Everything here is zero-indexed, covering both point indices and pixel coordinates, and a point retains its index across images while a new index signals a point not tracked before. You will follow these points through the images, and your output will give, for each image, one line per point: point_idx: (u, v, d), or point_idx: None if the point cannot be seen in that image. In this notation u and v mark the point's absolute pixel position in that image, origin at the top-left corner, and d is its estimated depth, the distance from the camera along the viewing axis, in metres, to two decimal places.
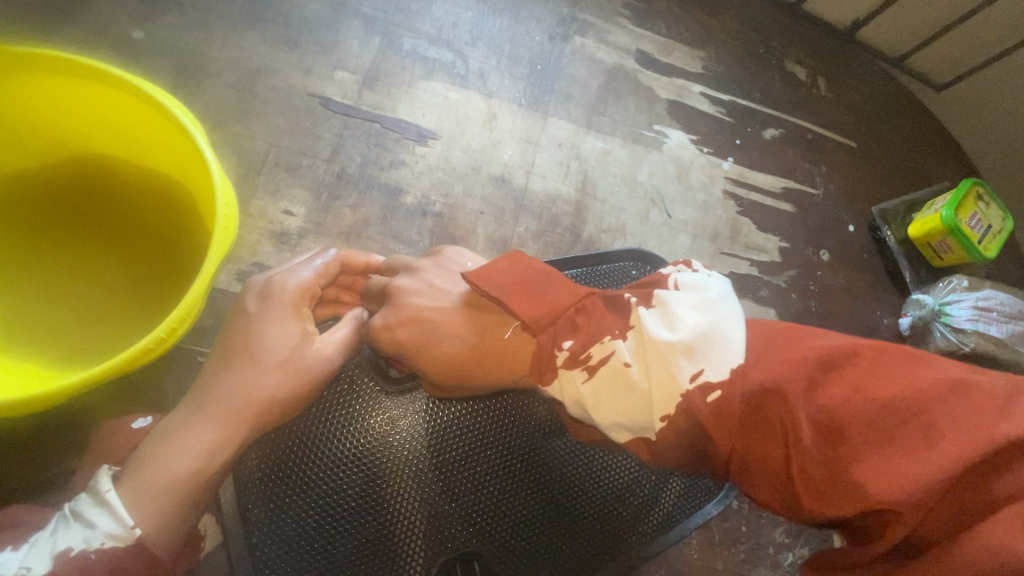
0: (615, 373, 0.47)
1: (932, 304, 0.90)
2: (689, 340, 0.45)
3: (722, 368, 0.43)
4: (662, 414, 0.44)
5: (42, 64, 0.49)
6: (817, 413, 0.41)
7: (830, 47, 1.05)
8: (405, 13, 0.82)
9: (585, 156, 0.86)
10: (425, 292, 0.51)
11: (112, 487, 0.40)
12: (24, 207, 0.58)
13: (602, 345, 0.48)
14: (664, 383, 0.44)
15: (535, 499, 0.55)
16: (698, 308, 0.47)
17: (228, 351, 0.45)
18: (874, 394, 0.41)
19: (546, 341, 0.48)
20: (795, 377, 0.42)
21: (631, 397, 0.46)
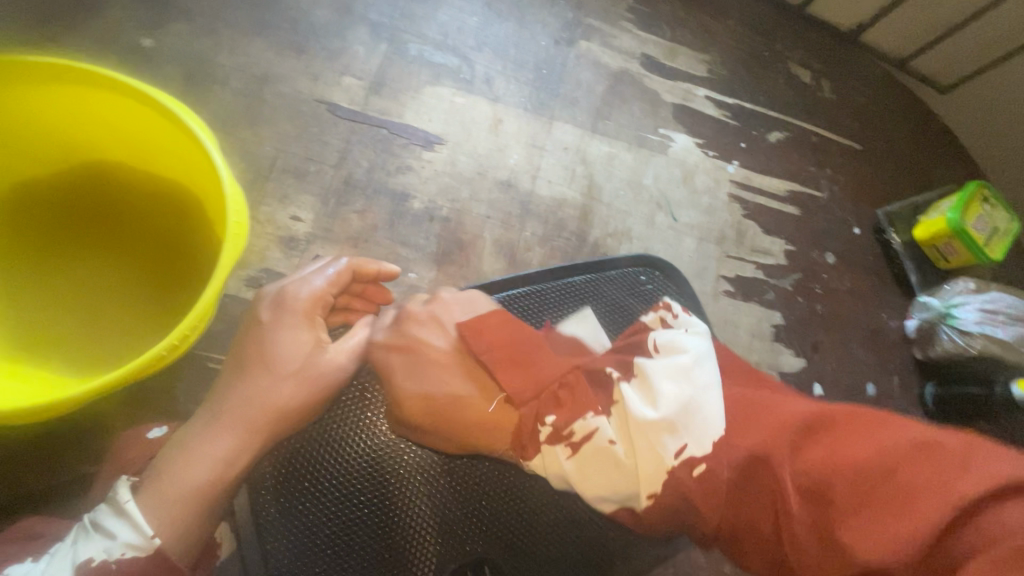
0: (599, 451, 0.44)
1: (940, 307, 0.90)
2: (672, 416, 0.42)
3: (706, 444, 0.42)
4: (650, 496, 0.42)
5: (54, 74, 0.49)
6: (797, 477, 0.39)
7: (834, 49, 1.06)
8: (411, 19, 0.83)
9: (591, 160, 0.87)
10: (427, 324, 0.52)
11: (131, 497, 0.41)
12: (35, 214, 0.58)
13: (583, 422, 0.45)
14: (651, 462, 0.42)
15: (546, 505, 0.55)
16: (677, 377, 0.45)
17: (243, 359, 0.46)
18: (855, 453, 0.38)
19: (528, 414, 0.47)
20: (778, 443, 0.40)
21: (616, 475, 0.43)
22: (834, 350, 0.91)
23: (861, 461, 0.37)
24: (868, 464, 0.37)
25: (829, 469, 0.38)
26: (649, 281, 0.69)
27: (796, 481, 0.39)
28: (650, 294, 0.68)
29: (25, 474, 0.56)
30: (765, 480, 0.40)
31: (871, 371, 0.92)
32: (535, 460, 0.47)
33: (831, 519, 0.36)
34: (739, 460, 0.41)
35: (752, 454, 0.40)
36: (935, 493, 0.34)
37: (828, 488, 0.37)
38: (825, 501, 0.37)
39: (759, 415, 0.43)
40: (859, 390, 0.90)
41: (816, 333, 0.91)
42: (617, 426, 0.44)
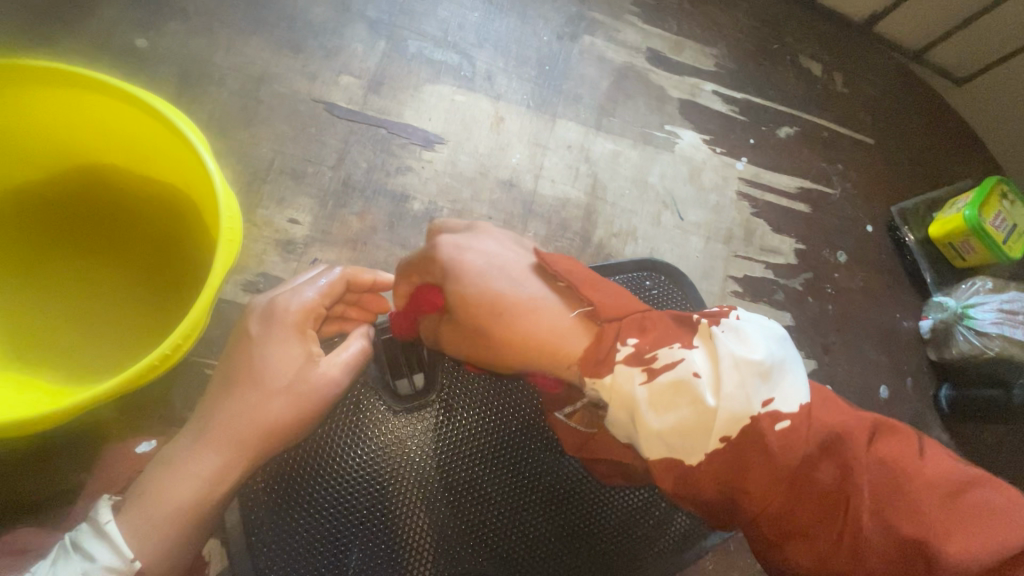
0: (681, 382, 0.42)
1: (954, 307, 0.87)
2: (768, 365, 0.43)
3: (795, 402, 0.43)
4: (721, 439, 0.42)
5: (40, 76, 0.48)
6: (879, 468, 0.42)
7: (846, 41, 1.03)
8: (410, 15, 0.81)
9: (595, 159, 0.85)
10: (494, 262, 0.48)
11: (112, 517, 0.40)
12: (27, 219, 0.57)
13: (669, 351, 0.44)
14: (737, 403, 0.41)
15: (547, 520, 0.54)
16: (771, 335, 0.46)
17: (231, 375, 0.44)
18: (931, 466, 0.43)
19: (610, 332, 0.45)
20: (857, 430, 0.44)
21: (692, 408, 0.42)
22: (845, 352, 0.89)
23: (941, 475, 0.42)
24: (945, 477, 0.42)
25: (908, 470, 0.42)
26: (655, 286, 0.67)
27: (877, 473, 0.42)
28: (656, 299, 0.66)
29: (22, 481, 0.56)
30: (838, 465, 0.42)
31: (884, 373, 0.90)
32: (605, 381, 0.44)
33: (903, 508, 0.41)
34: (818, 442, 0.42)
35: (835, 441, 0.43)
36: (1000, 522, 0.41)
37: (905, 481, 0.42)
38: (900, 492, 0.41)
39: (832, 404, 0.45)
40: (871, 392, 0.88)
41: (826, 334, 0.89)
42: (703, 362, 0.44)
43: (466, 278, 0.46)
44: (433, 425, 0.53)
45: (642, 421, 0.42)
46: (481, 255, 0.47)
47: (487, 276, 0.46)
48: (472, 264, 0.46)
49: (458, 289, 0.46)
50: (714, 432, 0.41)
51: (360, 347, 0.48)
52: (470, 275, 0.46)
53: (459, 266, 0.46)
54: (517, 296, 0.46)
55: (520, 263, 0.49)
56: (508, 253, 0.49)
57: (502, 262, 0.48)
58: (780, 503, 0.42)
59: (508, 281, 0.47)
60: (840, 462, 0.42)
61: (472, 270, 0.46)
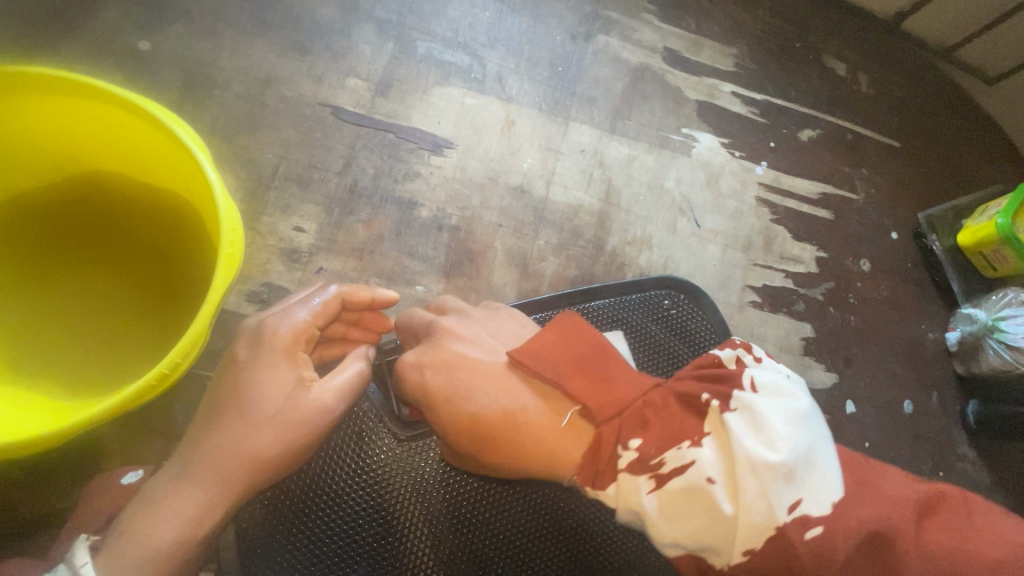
0: (693, 490, 0.39)
1: (986, 320, 0.83)
2: (791, 463, 0.38)
3: (823, 503, 0.38)
4: (745, 552, 0.37)
5: (38, 84, 0.46)
6: (928, 563, 0.36)
7: (873, 39, 0.98)
8: (419, 15, 0.78)
9: (609, 164, 0.82)
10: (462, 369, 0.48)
11: (88, 560, 0.38)
12: (29, 229, 0.56)
13: (677, 453, 0.40)
14: (759, 512, 0.37)
15: (555, 556, 0.51)
16: (791, 419, 0.40)
17: (218, 404, 0.43)
18: (987, 549, 0.36)
19: (607, 435, 0.43)
20: (903, 519, 0.37)
21: (706, 518, 0.38)
22: (868, 366, 0.85)
23: (1000, 560, 0.35)
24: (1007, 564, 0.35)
25: (964, 563, 0.35)
26: (674, 306, 0.64)
27: (927, 574, 0.35)
28: (674, 320, 0.64)
29: (24, 499, 0.56)
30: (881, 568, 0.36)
31: (908, 387, 0.86)
32: (609, 490, 0.43)
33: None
34: (857, 542, 0.36)
35: (871, 539, 0.37)
36: None
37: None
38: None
39: (869, 486, 0.40)
40: (894, 407, 0.85)
41: (848, 347, 0.85)
42: (715, 460, 0.39)
43: (435, 404, 0.47)
44: (438, 456, 0.52)
45: (654, 530, 0.40)
46: (443, 372, 0.48)
47: (455, 398, 0.47)
48: (436, 387, 0.48)
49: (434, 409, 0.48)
50: (737, 542, 0.37)
51: (357, 369, 0.47)
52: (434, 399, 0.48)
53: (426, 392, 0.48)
54: (493, 413, 0.46)
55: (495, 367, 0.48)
56: (478, 358, 0.49)
57: (471, 374, 0.48)
58: None
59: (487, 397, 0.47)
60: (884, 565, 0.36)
61: (440, 398, 0.47)
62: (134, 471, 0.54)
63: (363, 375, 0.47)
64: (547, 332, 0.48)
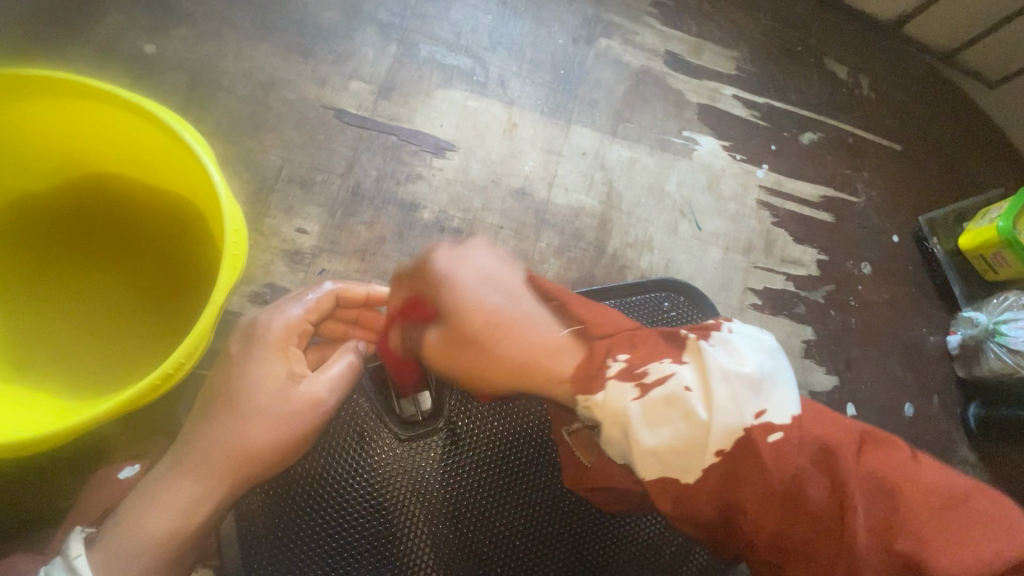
0: (673, 397, 0.42)
1: (987, 324, 0.83)
2: (758, 375, 0.42)
3: (786, 414, 0.42)
4: (716, 453, 0.41)
5: (44, 86, 0.47)
6: (870, 477, 0.40)
7: (874, 44, 0.99)
8: (422, 18, 0.79)
9: (611, 166, 0.82)
10: (487, 275, 0.49)
11: (83, 551, 0.40)
12: (35, 229, 0.56)
13: (658, 366, 0.44)
14: (730, 415, 0.41)
15: (555, 555, 0.52)
16: (760, 348, 0.45)
17: (212, 399, 0.43)
18: (924, 475, 0.41)
19: (600, 348, 0.46)
20: (848, 440, 0.42)
21: (685, 423, 0.41)
22: (869, 369, 0.86)
23: (932, 485, 0.40)
24: (939, 489, 0.40)
25: (901, 482, 0.40)
26: (673, 308, 0.64)
27: (868, 485, 0.40)
28: (674, 323, 0.64)
29: (27, 497, 0.56)
30: (831, 480, 0.40)
31: (909, 390, 0.86)
32: (597, 399, 0.44)
33: (896, 525, 0.39)
34: (809, 454, 0.41)
35: (823, 454, 0.41)
36: (991, 533, 0.39)
37: (899, 496, 0.40)
38: (893, 509, 0.39)
39: (823, 415, 0.44)
40: (895, 411, 0.85)
41: (849, 350, 0.85)
42: (692, 375, 0.43)
43: (461, 292, 0.47)
44: (438, 455, 0.52)
45: (636, 439, 0.42)
46: (475, 271, 0.48)
47: (479, 293, 0.47)
48: (466, 280, 0.48)
49: (453, 301, 0.47)
50: (710, 445, 0.41)
51: (348, 362, 0.47)
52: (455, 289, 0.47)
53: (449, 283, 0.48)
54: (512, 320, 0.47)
55: (514, 280, 0.50)
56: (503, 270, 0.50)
57: (494, 278, 0.49)
58: (774, 516, 0.40)
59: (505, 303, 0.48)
60: (835, 477, 0.40)
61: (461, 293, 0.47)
62: (131, 466, 0.54)
63: (354, 367, 0.47)
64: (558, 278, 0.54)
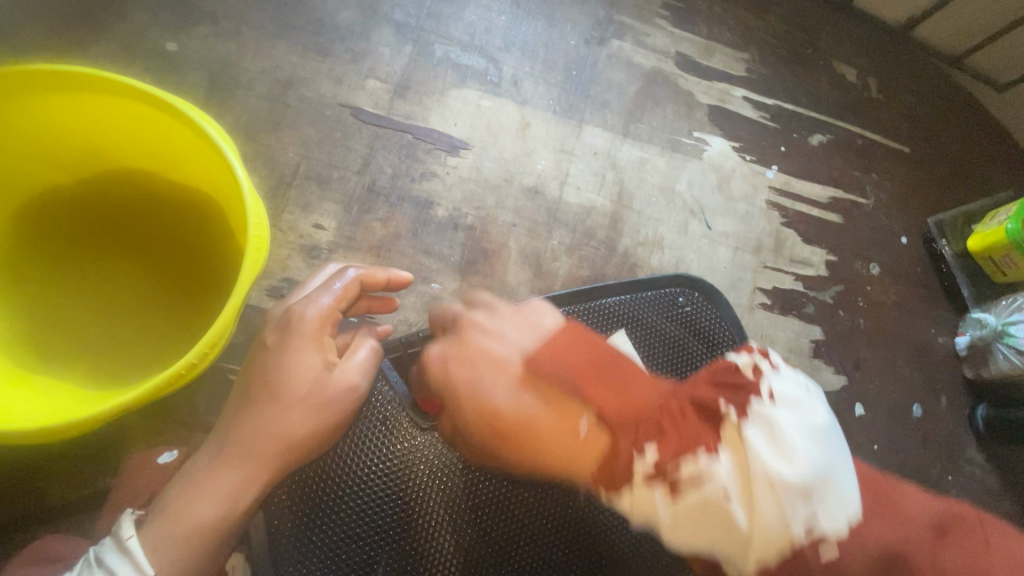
0: (709, 504, 0.39)
1: (995, 324, 0.84)
2: (810, 483, 0.38)
3: (838, 519, 0.38)
4: (758, 567, 0.38)
5: (72, 82, 0.48)
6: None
7: (883, 46, 0.99)
8: (437, 19, 0.80)
9: (622, 166, 0.83)
10: (488, 359, 0.48)
11: (134, 533, 0.40)
12: (59, 222, 0.58)
13: (692, 462, 0.40)
14: (774, 526, 0.38)
15: (572, 540, 0.53)
16: (811, 434, 0.40)
17: (251, 389, 0.44)
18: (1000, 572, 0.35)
19: (623, 444, 0.43)
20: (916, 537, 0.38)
21: (721, 529, 0.39)
22: (877, 368, 0.86)
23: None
24: None
25: None
26: (688, 303, 0.65)
27: None
28: (688, 317, 0.65)
29: (48, 485, 0.57)
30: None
31: (917, 391, 0.87)
32: (624, 497, 0.42)
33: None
34: (868, 567, 0.37)
35: (886, 566, 0.37)
36: None
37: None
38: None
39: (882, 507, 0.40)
40: (903, 411, 0.85)
41: (858, 350, 0.86)
42: (731, 475, 0.39)
43: (461, 395, 0.48)
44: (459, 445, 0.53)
45: (670, 538, 0.41)
46: (468, 363, 0.49)
47: (480, 391, 0.47)
48: (461, 379, 0.48)
49: (459, 404, 0.48)
50: (750, 553, 0.38)
51: (371, 347, 0.48)
52: (463, 386, 0.48)
53: (451, 382, 0.48)
54: (511, 409, 0.46)
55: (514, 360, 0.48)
56: (500, 352, 0.49)
57: (495, 365, 0.48)
58: None
59: (500, 389, 0.47)
60: None
61: (464, 389, 0.48)
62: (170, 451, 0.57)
63: (377, 354, 0.48)
64: (560, 333, 0.49)
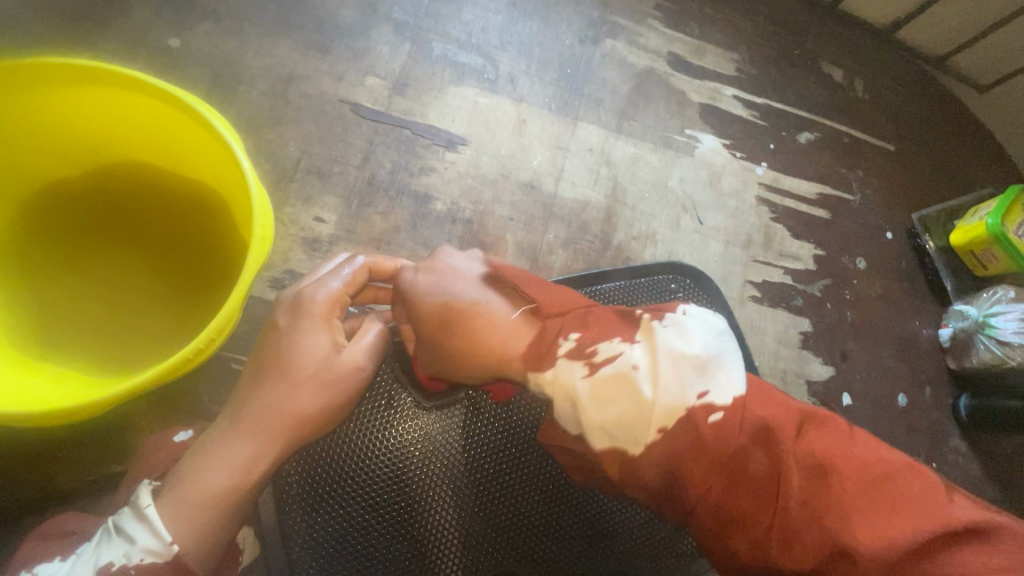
0: (620, 375, 0.45)
1: (976, 316, 0.86)
2: (702, 358, 0.45)
3: (727, 394, 0.45)
4: (659, 430, 0.44)
5: (81, 76, 0.49)
6: (806, 456, 0.43)
7: (868, 48, 1.02)
8: (435, 18, 0.82)
9: (616, 162, 0.85)
10: (449, 277, 0.52)
11: (151, 503, 0.41)
12: (66, 213, 0.59)
13: (608, 345, 0.47)
14: (673, 395, 0.44)
15: (570, 518, 0.55)
16: (709, 331, 0.48)
17: (262, 366, 0.45)
18: (860, 453, 0.44)
19: (551, 330, 0.49)
20: (788, 420, 0.45)
21: (630, 402, 0.44)
22: (864, 360, 0.88)
23: (865, 463, 0.43)
24: (873, 465, 0.43)
25: (836, 458, 0.43)
26: (680, 290, 0.67)
27: (806, 460, 0.43)
28: (680, 303, 0.67)
29: (58, 470, 0.58)
30: (767, 456, 0.43)
31: (903, 381, 0.89)
32: (547, 376, 0.47)
33: (831, 502, 0.42)
34: (749, 433, 0.44)
35: (762, 437, 0.44)
36: (915, 504, 0.42)
37: (834, 474, 0.43)
38: (828, 484, 0.42)
39: (767, 395, 0.47)
40: (889, 401, 0.88)
41: (845, 342, 0.88)
42: (641, 355, 0.46)
43: (417, 297, 0.50)
44: (461, 425, 0.55)
45: (584, 413, 0.45)
46: (438, 275, 0.52)
47: (433, 296, 0.50)
48: (422, 285, 0.51)
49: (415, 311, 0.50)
50: (653, 421, 0.44)
51: (378, 332, 0.50)
52: (420, 287, 0.51)
53: (412, 288, 0.51)
54: (458, 301, 0.50)
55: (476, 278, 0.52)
56: (463, 271, 0.53)
57: (457, 281, 0.51)
58: (720, 486, 0.43)
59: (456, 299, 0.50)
60: (772, 452, 0.43)
61: (424, 292, 0.50)
62: (185, 430, 0.56)
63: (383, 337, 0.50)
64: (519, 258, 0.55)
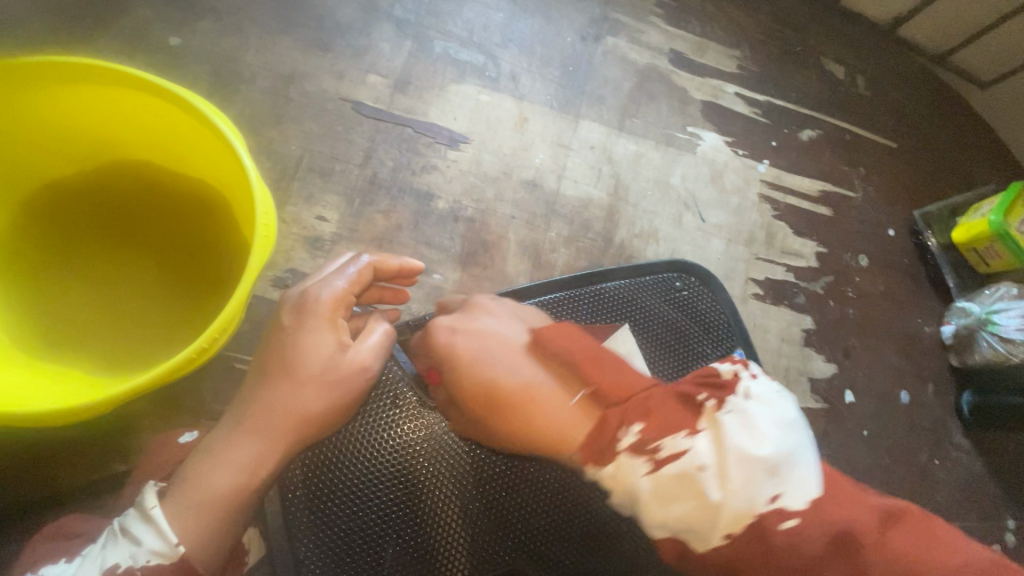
0: (686, 476, 0.42)
1: (979, 313, 0.86)
2: (774, 459, 0.42)
3: (800, 497, 0.41)
4: (725, 535, 0.41)
5: (81, 74, 0.48)
6: (888, 563, 0.39)
7: (870, 44, 1.02)
8: (436, 16, 0.81)
9: (618, 160, 0.85)
10: (489, 342, 0.49)
11: (157, 503, 0.41)
12: (67, 213, 0.59)
13: (674, 440, 0.43)
14: (742, 500, 0.41)
15: (575, 518, 0.55)
16: (778, 421, 0.44)
17: (267, 365, 0.45)
18: (944, 554, 0.39)
19: (613, 419, 0.45)
20: (867, 521, 0.41)
21: (696, 503, 0.42)
22: (866, 357, 0.88)
23: (951, 565, 0.39)
24: (959, 568, 0.38)
25: (922, 565, 0.38)
26: (685, 288, 0.67)
27: (888, 566, 0.38)
28: (684, 300, 0.67)
29: (61, 470, 0.58)
30: (849, 564, 0.39)
31: (906, 378, 0.89)
32: (609, 469, 0.45)
33: None
34: (828, 537, 0.40)
35: (842, 541, 0.40)
36: None
37: None
38: None
39: (841, 491, 0.43)
40: (891, 398, 0.88)
41: (847, 339, 0.88)
42: (708, 451, 0.43)
43: (462, 367, 0.48)
44: None
45: (648, 510, 0.43)
46: (475, 338, 0.49)
47: (479, 363, 0.48)
48: (464, 352, 0.48)
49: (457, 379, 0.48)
50: (720, 524, 0.41)
51: (384, 331, 0.49)
52: (463, 350, 0.49)
53: (452, 354, 0.48)
54: (503, 380, 0.47)
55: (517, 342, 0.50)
56: (504, 333, 0.50)
57: (496, 345, 0.49)
58: None
59: (504, 369, 0.48)
60: (853, 560, 0.39)
61: (466, 359, 0.48)
62: (190, 432, 0.56)
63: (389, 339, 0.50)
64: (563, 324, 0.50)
